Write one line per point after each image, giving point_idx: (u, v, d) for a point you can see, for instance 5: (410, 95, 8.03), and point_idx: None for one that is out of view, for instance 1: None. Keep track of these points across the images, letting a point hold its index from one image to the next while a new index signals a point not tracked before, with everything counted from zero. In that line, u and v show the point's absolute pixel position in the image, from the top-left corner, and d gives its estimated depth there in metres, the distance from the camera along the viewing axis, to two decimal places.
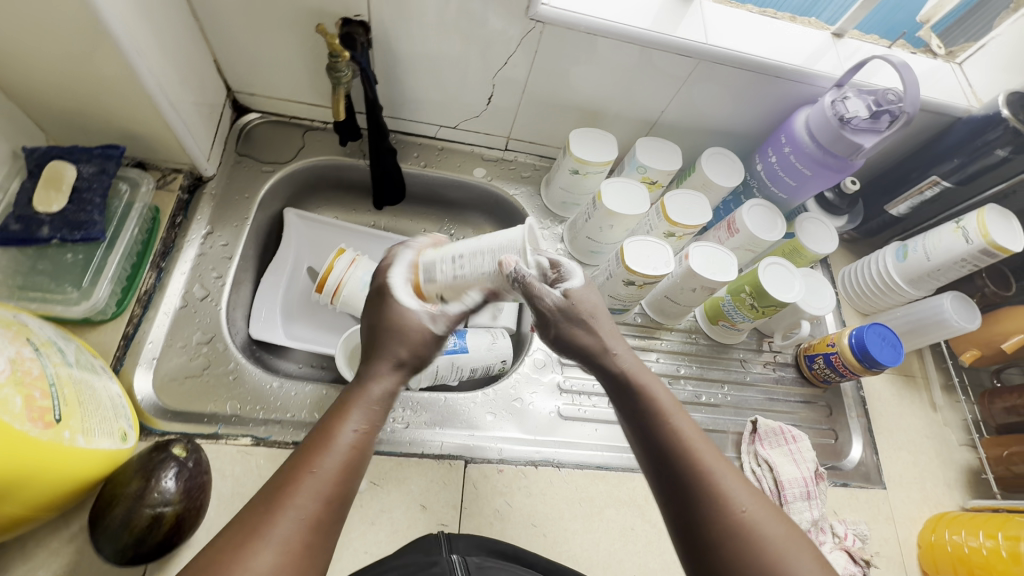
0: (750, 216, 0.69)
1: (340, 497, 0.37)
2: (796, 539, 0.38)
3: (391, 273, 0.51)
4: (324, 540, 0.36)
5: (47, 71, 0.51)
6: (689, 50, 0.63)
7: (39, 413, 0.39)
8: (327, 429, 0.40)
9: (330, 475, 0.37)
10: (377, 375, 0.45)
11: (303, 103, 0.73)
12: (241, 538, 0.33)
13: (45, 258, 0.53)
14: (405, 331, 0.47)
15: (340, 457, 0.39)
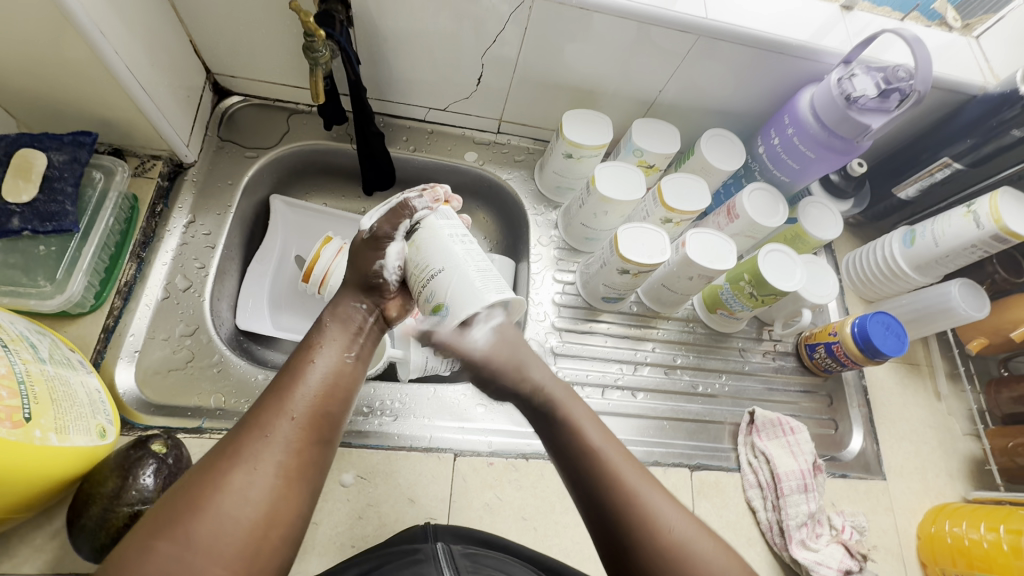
0: (751, 201, 0.67)
1: (321, 421, 0.40)
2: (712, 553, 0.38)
3: (393, 229, 0.48)
4: (310, 461, 0.38)
5: (8, 54, 0.49)
6: (687, 26, 0.60)
7: (5, 413, 0.38)
8: (293, 375, 0.41)
9: (302, 419, 0.39)
10: (348, 315, 0.47)
11: (286, 85, 0.71)
12: (216, 471, 0.35)
13: (16, 250, 0.51)
14: (382, 286, 0.49)
15: (317, 385, 0.41)
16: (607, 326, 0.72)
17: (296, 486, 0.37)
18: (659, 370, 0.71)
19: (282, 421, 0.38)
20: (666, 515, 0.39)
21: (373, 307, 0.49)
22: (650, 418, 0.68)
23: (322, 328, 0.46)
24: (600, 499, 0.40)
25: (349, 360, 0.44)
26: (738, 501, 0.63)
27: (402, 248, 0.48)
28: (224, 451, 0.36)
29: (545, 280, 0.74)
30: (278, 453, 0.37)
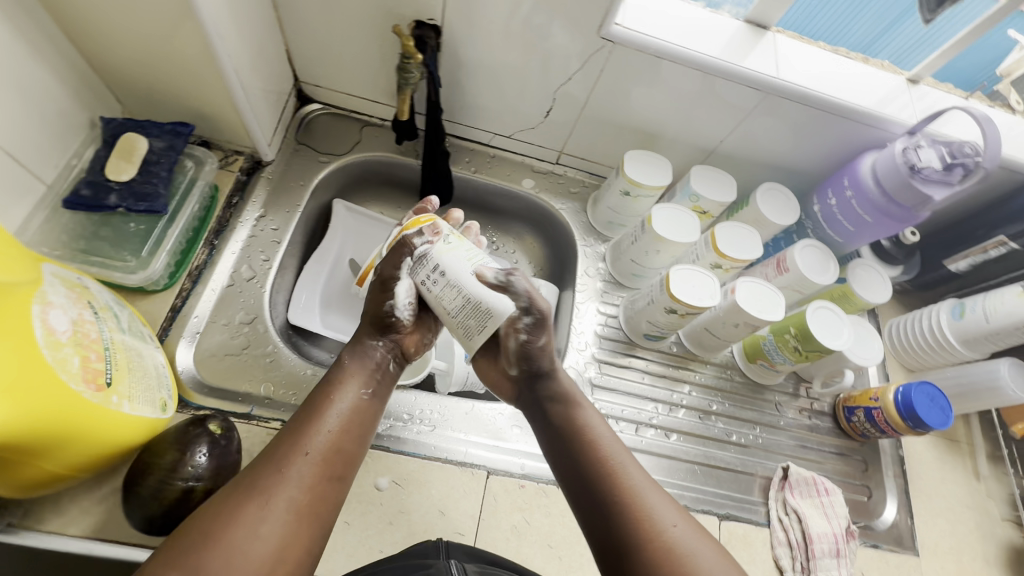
0: (802, 256, 0.68)
1: (334, 457, 0.42)
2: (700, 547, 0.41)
3: (398, 271, 0.48)
4: (322, 497, 0.40)
5: (134, 46, 0.53)
6: (758, 82, 0.62)
7: (89, 374, 0.40)
8: (309, 413, 0.44)
9: (316, 456, 0.41)
10: (366, 352, 0.50)
11: (365, 99, 0.75)
12: (233, 503, 0.37)
13: (108, 224, 0.53)
14: (396, 324, 0.51)
15: (334, 423, 0.44)
16: (645, 363, 0.73)
17: (306, 520, 0.39)
18: (694, 414, 0.71)
19: (296, 458, 0.41)
20: (661, 510, 0.43)
21: (390, 345, 0.52)
22: (681, 460, 0.67)
23: (342, 365, 0.49)
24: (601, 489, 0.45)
25: (366, 397, 0.47)
26: (765, 558, 0.62)
27: (408, 287, 0.49)
28: (241, 484, 0.38)
29: (588, 311, 0.75)
30: (294, 488, 0.39)
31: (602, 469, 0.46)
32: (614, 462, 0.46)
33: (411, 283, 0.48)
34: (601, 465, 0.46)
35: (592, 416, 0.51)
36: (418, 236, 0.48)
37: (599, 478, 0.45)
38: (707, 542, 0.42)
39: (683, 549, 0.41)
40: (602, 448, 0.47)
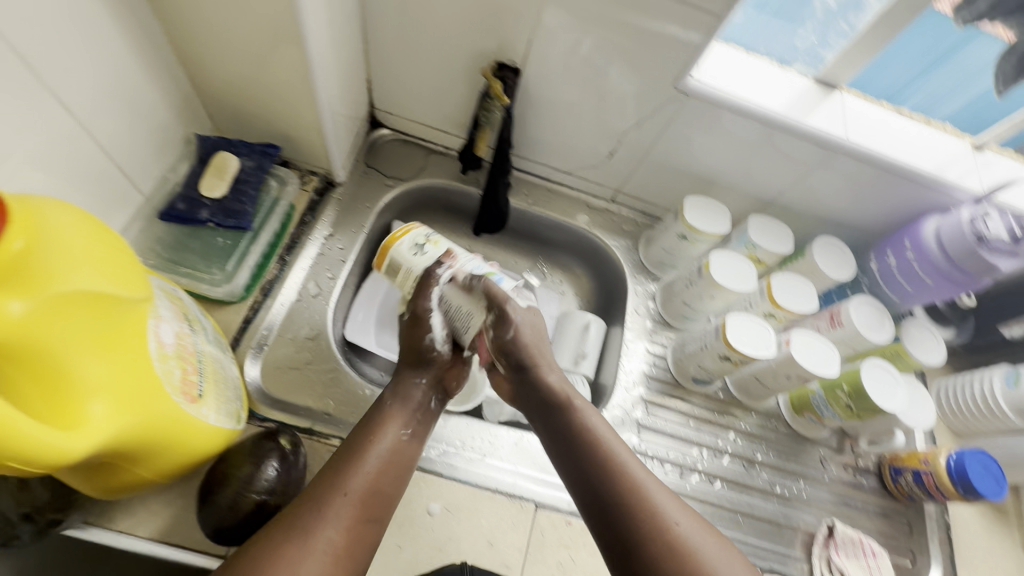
0: (858, 313, 0.68)
1: (371, 498, 0.46)
2: (715, 547, 0.42)
3: (427, 304, 0.56)
4: (358, 539, 0.43)
5: (239, 73, 0.56)
6: (826, 141, 0.63)
7: (186, 386, 0.42)
8: (348, 455, 0.48)
9: (355, 497, 0.45)
10: (408, 393, 0.55)
11: (433, 127, 0.78)
12: (277, 542, 0.40)
13: (197, 237, 0.56)
14: (436, 357, 0.57)
15: (374, 464, 0.48)
16: (690, 407, 0.73)
17: (342, 562, 0.41)
18: (739, 463, 0.71)
19: (337, 497, 0.44)
20: (671, 512, 0.43)
21: (431, 381, 0.57)
22: (723, 508, 0.67)
23: (385, 406, 0.53)
24: (608, 493, 0.45)
25: (405, 438, 0.51)
26: None
27: (441, 318, 0.57)
28: (284, 524, 0.41)
29: (636, 349, 0.76)
30: (332, 528, 0.42)
31: (608, 470, 0.46)
32: (618, 462, 0.47)
33: (444, 317, 0.57)
34: (609, 466, 0.46)
35: (597, 420, 0.51)
36: (438, 266, 0.56)
37: (605, 480, 0.46)
38: (711, 537, 0.42)
39: (690, 546, 0.41)
40: (610, 448, 0.48)
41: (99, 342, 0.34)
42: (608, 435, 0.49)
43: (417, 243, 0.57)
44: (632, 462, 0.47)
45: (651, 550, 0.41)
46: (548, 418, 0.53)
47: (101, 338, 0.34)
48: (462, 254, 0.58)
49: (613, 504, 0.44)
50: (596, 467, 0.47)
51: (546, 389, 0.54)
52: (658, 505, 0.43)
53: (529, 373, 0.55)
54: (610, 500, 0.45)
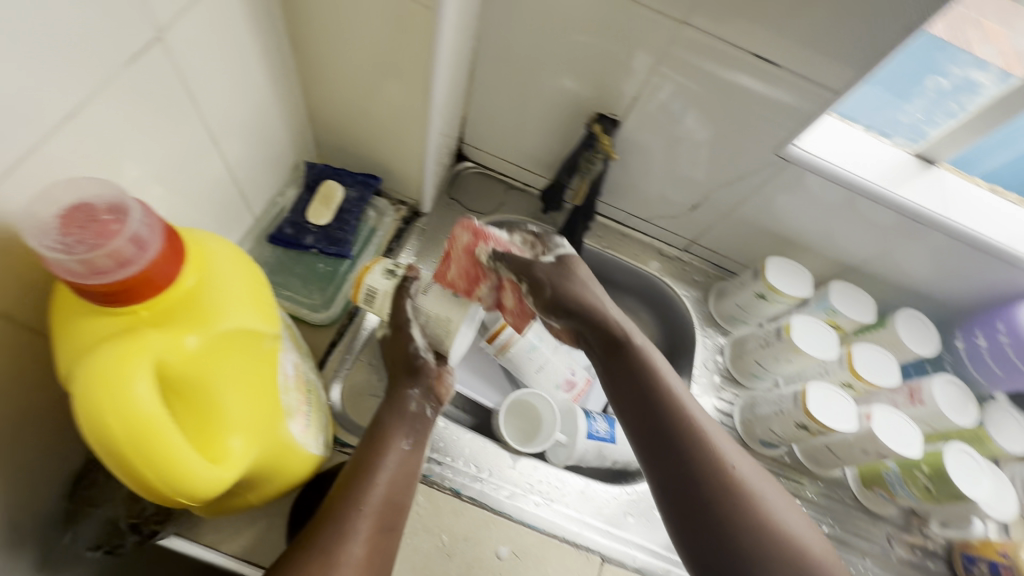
0: (941, 392, 0.67)
1: (387, 510, 0.45)
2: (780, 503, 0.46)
3: (403, 315, 0.56)
4: (381, 549, 0.43)
5: (358, 114, 0.59)
6: (924, 217, 0.63)
7: (299, 420, 0.43)
8: (355, 471, 0.47)
9: (371, 510, 0.44)
10: (403, 404, 0.53)
11: (518, 165, 0.79)
12: (302, 565, 0.39)
13: (301, 262, 0.59)
14: (423, 366, 0.56)
15: (385, 476, 0.47)
16: None
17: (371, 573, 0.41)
18: None
19: (353, 513, 0.43)
20: (741, 466, 0.47)
21: (426, 391, 0.55)
22: None
23: (382, 419, 0.52)
24: (684, 443, 0.48)
25: (408, 448, 0.50)
26: None
27: (420, 327, 0.57)
28: (306, 548, 0.40)
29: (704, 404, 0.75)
30: (355, 545, 0.42)
31: (682, 421, 0.49)
32: (685, 407, 0.50)
33: (420, 326, 0.57)
34: (686, 417, 0.49)
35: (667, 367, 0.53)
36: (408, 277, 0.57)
37: (674, 422, 0.49)
38: (777, 492, 0.47)
39: (760, 499, 0.45)
40: (683, 398, 0.50)
41: (246, 376, 0.35)
42: (680, 386, 0.52)
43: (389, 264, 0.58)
44: (702, 415, 0.50)
45: (727, 502, 0.45)
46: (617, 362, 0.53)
47: (251, 374, 0.35)
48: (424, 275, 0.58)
49: (688, 455, 0.47)
50: (666, 409, 0.49)
51: (611, 332, 0.54)
52: (731, 460, 0.47)
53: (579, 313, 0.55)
54: (686, 451, 0.47)
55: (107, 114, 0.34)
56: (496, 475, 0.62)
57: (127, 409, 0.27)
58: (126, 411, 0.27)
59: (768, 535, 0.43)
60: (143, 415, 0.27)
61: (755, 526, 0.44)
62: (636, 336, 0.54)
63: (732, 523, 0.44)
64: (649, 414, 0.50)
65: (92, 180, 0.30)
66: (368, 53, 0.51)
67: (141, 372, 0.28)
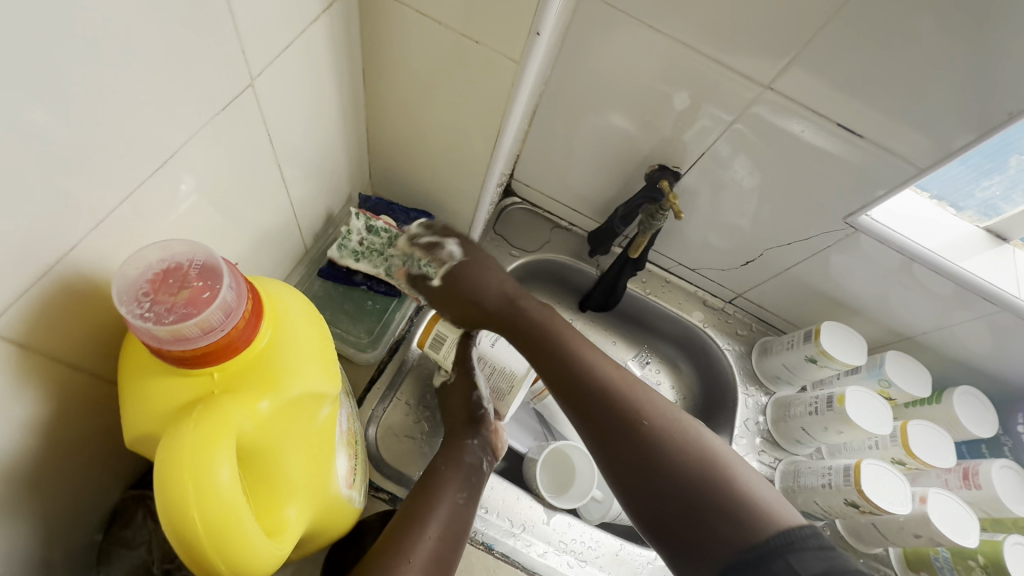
0: (998, 478, 0.64)
1: (433, 565, 0.43)
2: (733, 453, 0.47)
3: (468, 363, 0.59)
4: None
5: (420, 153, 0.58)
6: (995, 296, 0.60)
7: (347, 474, 0.42)
8: (408, 520, 0.45)
9: (418, 564, 0.42)
10: (459, 454, 0.52)
11: (566, 205, 0.78)
12: None
13: (351, 299, 0.59)
14: (482, 417, 0.57)
15: (435, 530, 0.45)
16: None
17: None
18: None
19: (401, 565, 0.42)
20: (695, 431, 0.48)
21: (483, 445, 0.55)
22: None
23: (439, 469, 0.51)
24: (636, 435, 0.47)
25: (461, 502, 0.49)
26: None
27: (484, 379, 0.59)
28: None
29: None
30: None
31: (628, 408, 0.48)
32: (588, 351, 0.52)
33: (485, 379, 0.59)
34: (629, 404, 0.49)
35: (599, 357, 0.52)
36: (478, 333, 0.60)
37: (572, 366, 0.51)
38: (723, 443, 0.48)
39: (723, 458, 0.46)
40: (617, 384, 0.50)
41: (309, 441, 0.34)
42: (609, 368, 0.51)
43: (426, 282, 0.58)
44: (642, 393, 0.49)
45: (698, 480, 0.44)
46: (559, 365, 0.51)
47: (311, 439, 0.34)
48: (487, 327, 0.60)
49: (640, 444, 0.47)
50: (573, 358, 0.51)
51: (541, 324, 0.53)
52: (683, 429, 0.47)
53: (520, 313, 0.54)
54: (638, 444, 0.47)
55: (192, 159, 0.34)
56: (530, 530, 0.60)
57: (209, 502, 0.26)
58: (206, 504, 0.26)
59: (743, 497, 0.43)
60: (224, 507, 0.26)
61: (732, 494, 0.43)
62: (562, 327, 0.54)
63: (644, 447, 0.46)
64: (555, 360, 0.51)
65: (182, 239, 0.30)
66: (440, 102, 0.50)
67: (222, 462, 0.26)
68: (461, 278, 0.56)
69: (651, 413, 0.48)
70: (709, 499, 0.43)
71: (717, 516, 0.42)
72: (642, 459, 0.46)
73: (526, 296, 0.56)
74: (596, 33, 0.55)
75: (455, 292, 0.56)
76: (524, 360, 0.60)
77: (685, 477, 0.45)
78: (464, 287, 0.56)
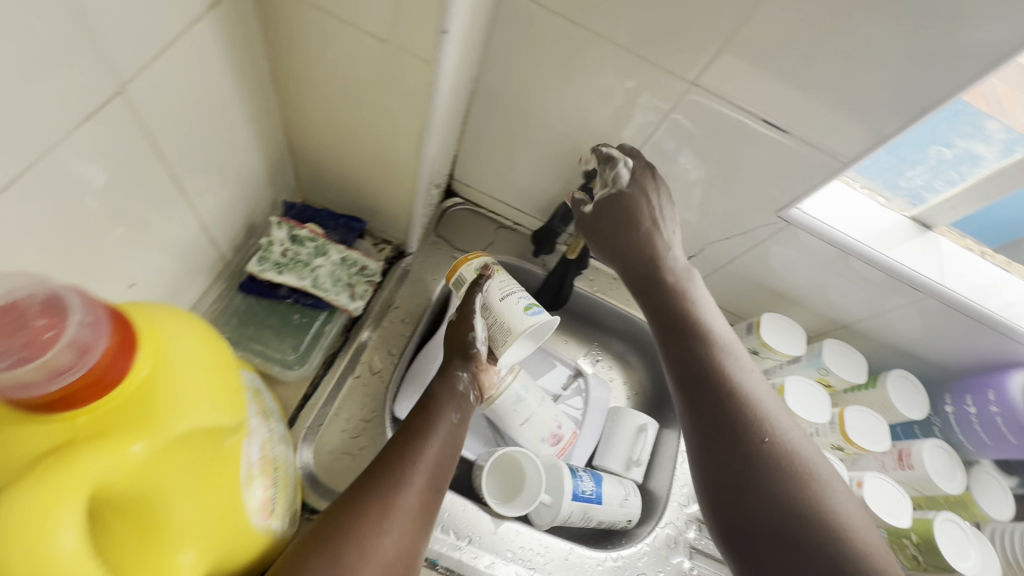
0: (930, 457, 0.66)
1: (438, 472, 0.48)
2: (833, 474, 0.49)
3: (470, 307, 0.59)
4: (429, 506, 0.47)
5: (345, 159, 0.55)
6: (921, 284, 0.62)
7: (264, 504, 0.39)
8: (412, 432, 0.50)
9: (424, 470, 0.47)
10: (452, 381, 0.56)
11: (508, 205, 0.76)
12: (364, 512, 0.42)
13: (275, 313, 0.55)
14: (473, 355, 0.58)
15: (436, 442, 0.50)
16: None
17: (421, 524, 0.45)
18: None
19: (410, 470, 0.46)
20: (817, 455, 0.51)
21: (472, 377, 0.58)
22: None
23: (433, 393, 0.55)
24: (754, 441, 0.50)
25: (455, 420, 0.53)
26: None
27: (483, 323, 0.60)
28: (361, 501, 0.43)
29: None
30: (410, 497, 0.45)
31: (760, 420, 0.51)
32: (745, 370, 0.56)
33: (484, 324, 0.59)
34: (749, 409, 0.52)
35: (761, 380, 0.56)
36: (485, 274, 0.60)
37: (730, 389, 0.53)
38: (827, 463, 0.50)
39: (822, 476, 0.49)
40: (756, 394, 0.54)
41: (200, 478, 0.32)
42: (758, 384, 0.55)
43: (351, 287, 0.56)
44: (770, 405, 0.53)
45: (790, 489, 0.47)
46: (695, 375, 0.55)
47: (204, 474, 0.32)
48: (499, 278, 0.61)
49: (748, 445, 0.50)
50: (702, 359, 0.56)
51: (709, 345, 0.57)
52: (800, 444, 0.50)
53: (670, 308, 0.59)
54: (756, 450, 0.49)
55: (55, 176, 0.30)
56: (475, 541, 0.59)
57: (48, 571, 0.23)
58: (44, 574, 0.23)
59: (811, 500, 0.46)
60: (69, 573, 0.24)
61: (802, 493, 0.47)
62: (715, 335, 0.58)
63: (776, 473, 0.48)
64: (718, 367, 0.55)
65: (22, 272, 0.26)
66: (356, 102, 0.47)
67: (59, 527, 0.24)
68: (607, 214, 0.60)
69: (794, 449, 0.50)
70: (832, 544, 0.43)
71: (819, 557, 0.43)
72: (793, 497, 0.46)
73: (719, 318, 0.60)
74: (519, 28, 0.53)
75: (602, 227, 0.61)
76: (525, 318, 0.58)
77: (807, 515, 0.45)
78: (611, 222, 0.60)
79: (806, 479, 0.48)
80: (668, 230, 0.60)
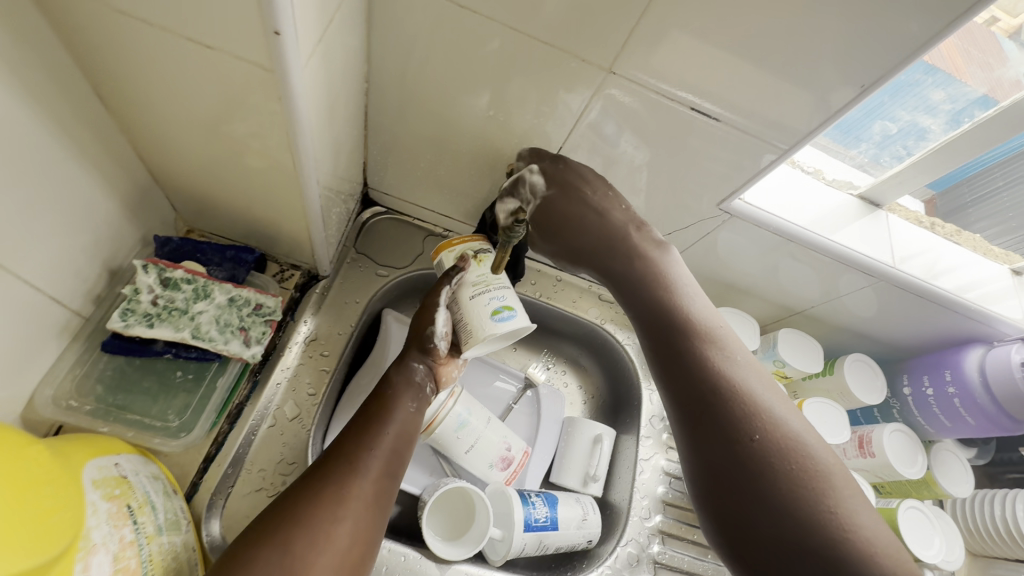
0: (890, 442, 0.64)
1: (395, 456, 0.45)
2: (838, 467, 0.39)
3: (436, 299, 0.54)
4: (384, 491, 0.43)
5: (219, 182, 0.47)
6: (872, 269, 0.59)
7: None
8: (367, 419, 0.47)
9: (379, 459, 0.44)
10: (409, 368, 0.53)
11: (434, 211, 0.69)
12: (315, 502, 0.39)
13: (152, 373, 0.48)
14: (434, 349, 0.54)
15: (393, 428, 0.47)
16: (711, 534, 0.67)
17: (375, 511, 0.42)
18: None
19: (364, 457, 0.43)
20: (823, 450, 0.39)
21: (429, 370, 0.54)
22: None
23: (389, 378, 0.51)
24: (739, 435, 0.40)
25: (412, 410, 0.50)
26: None
27: (447, 317, 0.54)
28: (311, 494, 0.40)
29: (652, 467, 0.69)
30: (364, 483, 0.42)
31: (751, 410, 0.41)
32: (734, 353, 0.45)
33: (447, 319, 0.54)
34: (737, 396, 0.42)
35: (752, 363, 0.45)
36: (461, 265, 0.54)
37: (716, 383, 0.43)
38: (832, 457, 0.39)
39: (825, 475, 0.38)
40: (746, 381, 0.43)
41: None
42: (746, 366, 0.44)
43: (244, 331, 0.50)
44: (762, 388, 0.43)
45: (782, 489, 0.37)
46: (675, 363, 0.46)
47: None
48: (474, 273, 0.54)
49: (734, 438, 0.40)
50: (683, 353, 0.46)
51: (687, 326, 0.47)
52: (796, 434, 0.40)
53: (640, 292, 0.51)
54: (742, 442, 0.40)
55: None
56: None
57: None
58: None
59: (812, 508, 0.36)
60: None
61: (795, 496, 0.37)
62: (695, 320, 0.48)
63: (768, 480, 0.38)
64: (696, 352, 0.45)
65: None
66: (210, 120, 0.39)
67: None
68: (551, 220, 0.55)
69: (789, 445, 0.39)
70: (836, 563, 0.35)
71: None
72: (785, 504, 0.37)
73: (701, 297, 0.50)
74: (406, 16, 0.45)
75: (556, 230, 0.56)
76: (490, 324, 0.51)
77: (808, 532, 0.36)
78: (556, 226, 0.55)
79: (805, 479, 0.38)
80: (620, 217, 0.54)
